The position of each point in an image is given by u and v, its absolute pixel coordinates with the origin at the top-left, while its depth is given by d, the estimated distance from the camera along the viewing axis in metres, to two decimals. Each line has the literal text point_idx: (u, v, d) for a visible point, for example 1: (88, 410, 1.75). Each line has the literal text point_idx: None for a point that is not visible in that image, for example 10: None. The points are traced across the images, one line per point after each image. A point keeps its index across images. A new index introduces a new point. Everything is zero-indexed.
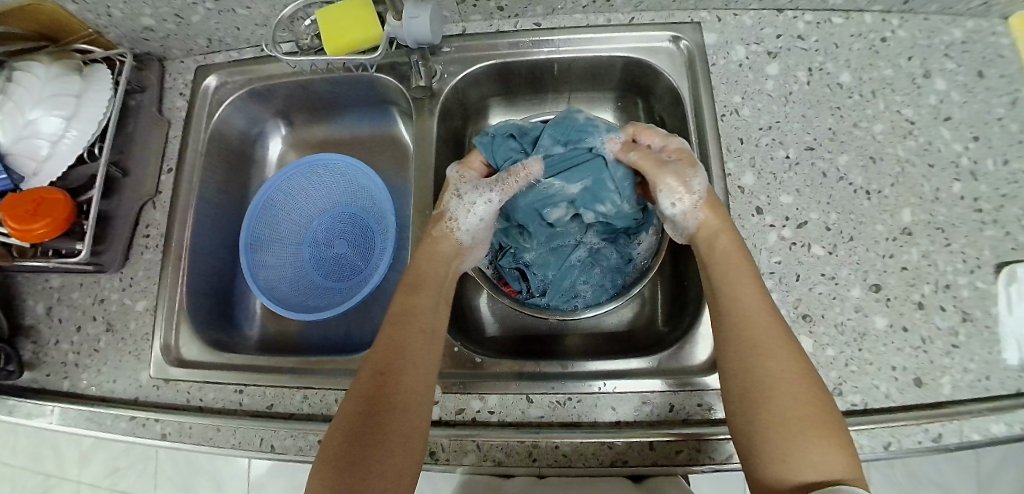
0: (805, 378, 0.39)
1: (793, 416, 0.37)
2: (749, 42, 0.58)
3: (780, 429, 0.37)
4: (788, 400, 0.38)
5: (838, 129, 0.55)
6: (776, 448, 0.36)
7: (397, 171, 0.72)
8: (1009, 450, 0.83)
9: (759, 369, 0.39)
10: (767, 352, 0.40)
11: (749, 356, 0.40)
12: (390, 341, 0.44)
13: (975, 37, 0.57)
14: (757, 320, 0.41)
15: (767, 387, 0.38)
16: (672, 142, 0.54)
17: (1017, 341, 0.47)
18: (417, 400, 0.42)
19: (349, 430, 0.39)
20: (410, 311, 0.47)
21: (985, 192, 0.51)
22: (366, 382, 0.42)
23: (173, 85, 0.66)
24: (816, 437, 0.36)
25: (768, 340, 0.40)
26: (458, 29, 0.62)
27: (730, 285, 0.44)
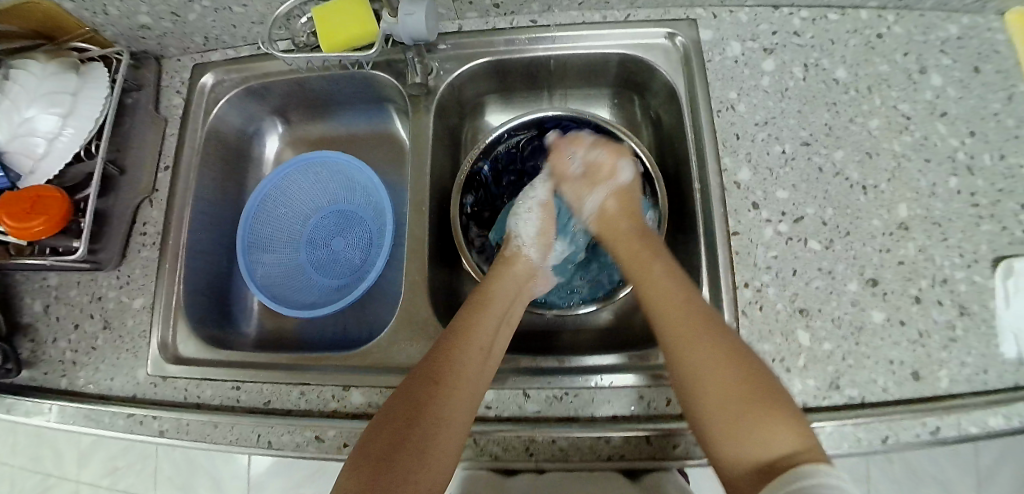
0: (731, 352, 0.41)
1: (727, 394, 0.39)
2: (744, 38, 0.58)
3: (719, 412, 0.39)
4: (721, 376, 0.40)
5: (834, 124, 0.55)
6: (726, 432, 0.39)
7: (394, 169, 0.72)
8: (1008, 446, 0.83)
9: (686, 352, 0.42)
10: (687, 338, 0.43)
11: (674, 342, 0.43)
12: (449, 354, 0.45)
13: (971, 33, 0.57)
14: (670, 305, 0.45)
15: (697, 371, 0.41)
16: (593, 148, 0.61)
17: (1013, 334, 0.47)
18: (460, 421, 0.42)
19: (387, 436, 0.40)
20: (472, 326, 0.47)
21: (981, 187, 0.52)
22: (417, 389, 0.42)
23: (169, 84, 0.66)
24: (757, 416, 0.38)
25: (686, 322, 0.43)
26: (453, 27, 0.62)
27: (644, 279, 0.49)
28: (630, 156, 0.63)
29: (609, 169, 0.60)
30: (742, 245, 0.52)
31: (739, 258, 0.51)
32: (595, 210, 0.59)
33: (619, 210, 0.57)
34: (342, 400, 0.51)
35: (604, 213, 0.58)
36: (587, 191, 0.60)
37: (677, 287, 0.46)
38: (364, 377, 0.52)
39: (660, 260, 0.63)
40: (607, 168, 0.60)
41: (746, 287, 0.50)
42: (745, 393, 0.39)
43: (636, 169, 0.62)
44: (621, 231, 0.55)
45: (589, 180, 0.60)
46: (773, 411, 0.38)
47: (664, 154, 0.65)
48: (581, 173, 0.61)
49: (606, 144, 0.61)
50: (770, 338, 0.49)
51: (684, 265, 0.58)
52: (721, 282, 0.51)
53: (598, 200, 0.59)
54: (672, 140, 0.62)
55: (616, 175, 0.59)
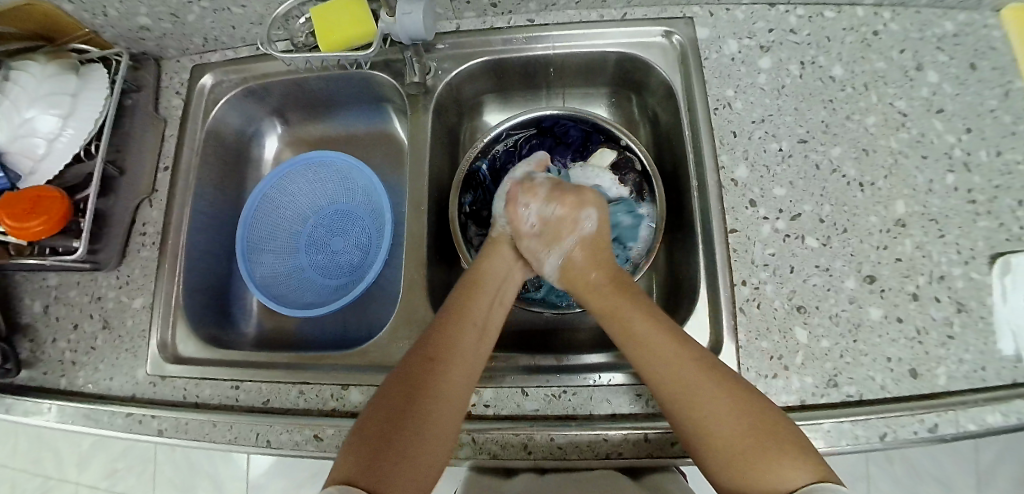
0: (732, 398, 0.40)
1: (736, 447, 0.39)
2: (741, 36, 0.59)
3: (732, 461, 0.39)
4: (727, 430, 0.39)
5: (831, 121, 0.55)
6: (737, 476, 0.39)
7: (392, 169, 0.72)
8: (1008, 444, 0.83)
9: (691, 413, 0.41)
10: (686, 397, 0.41)
11: (673, 404, 0.41)
12: (442, 335, 0.45)
13: (967, 30, 0.57)
14: (664, 371, 0.42)
15: (703, 436, 0.40)
16: (546, 207, 0.54)
17: (1011, 330, 0.47)
18: (457, 399, 0.43)
19: (385, 414, 0.41)
20: (466, 312, 0.48)
21: (978, 183, 0.52)
22: (412, 369, 0.43)
23: (169, 85, 0.66)
24: (768, 460, 0.38)
25: (688, 385, 0.41)
26: (451, 26, 0.62)
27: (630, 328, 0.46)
28: (628, 155, 0.63)
29: (569, 222, 0.54)
30: (740, 242, 0.52)
31: (737, 256, 0.51)
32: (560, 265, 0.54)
33: (586, 261, 0.52)
34: (341, 399, 0.51)
35: (568, 271, 0.53)
36: (542, 250, 0.54)
37: (665, 340, 0.44)
38: (362, 376, 0.52)
39: (658, 259, 0.64)
40: (567, 221, 0.54)
41: (744, 284, 0.50)
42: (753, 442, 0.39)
43: (634, 167, 0.63)
44: (591, 285, 0.51)
45: (546, 237, 0.54)
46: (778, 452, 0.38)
47: (661, 152, 0.65)
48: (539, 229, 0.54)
49: (562, 197, 0.54)
50: (768, 335, 0.49)
51: (681, 263, 0.59)
52: (719, 279, 0.51)
53: (557, 260, 0.53)
54: (670, 138, 0.63)
55: (579, 225, 0.54)
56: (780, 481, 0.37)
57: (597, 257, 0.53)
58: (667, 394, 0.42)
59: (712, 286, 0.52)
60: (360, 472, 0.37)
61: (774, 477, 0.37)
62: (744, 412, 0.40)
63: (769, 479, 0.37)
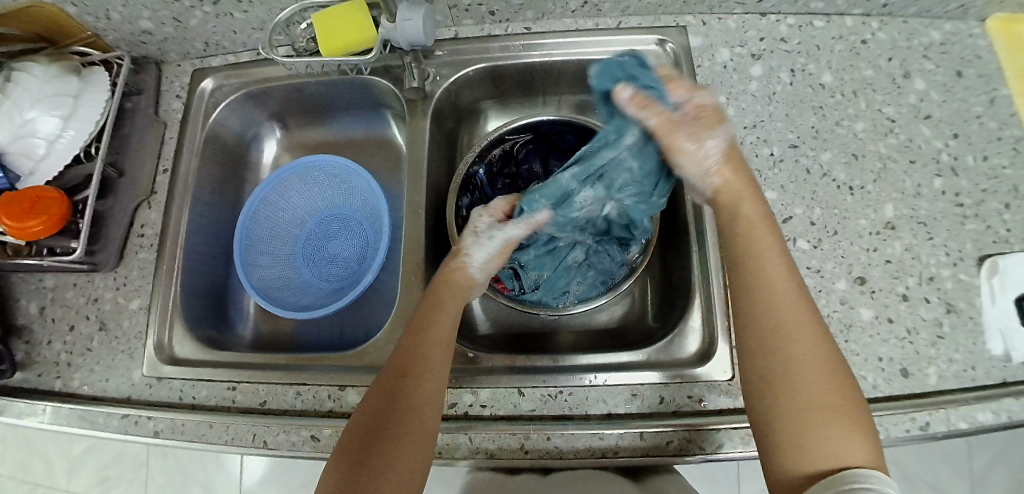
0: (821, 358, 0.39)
1: (820, 399, 0.37)
2: (733, 45, 0.60)
3: (802, 411, 0.37)
4: (820, 383, 0.37)
5: (821, 127, 0.56)
6: (802, 429, 0.36)
7: (389, 173, 0.72)
8: (1000, 450, 0.83)
9: (792, 353, 0.38)
10: (796, 336, 0.39)
11: (777, 342, 0.39)
12: (407, 344, 0.45)
13: (952, 39, 0.58)
14: (790, 314, 0.40)
15: (794, 380, 0.37)
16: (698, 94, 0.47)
17: (999, 330, 0.48)
18: (430, 401, 0.42)
19: (363, 424, 0.41)
20: (433, 321, 0.47)
21: (965, 187, 0.53)
22: (386, 379, 0.43)
23: (169, 88, 0.67)
24: (841, 424, 0.36)
25: (801, 329, 0.39)
26: (449, 33, 0.64)
27: (760, 261, 0.43)
28: None
29: (719, 116, 0.47)
30: None
31: None
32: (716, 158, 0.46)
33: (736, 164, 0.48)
34: (338, 400, 0.51)
35: (728, 164, 0.47)
36: (702, 137, 0.46)
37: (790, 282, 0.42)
38: (360, 376, 0.52)
39: (653, 262, 0.64)
40: (714, 114, 0.47)
41: None
42: (834, 403, 0.37)
43: None
44: (739, 193, 0.46)
45: (704, 121, 0.46)
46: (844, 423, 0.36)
47: None
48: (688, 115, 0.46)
49: (700, 110, 0.47)
50: None
51: (674, 264, 0.59)
52: (713, 281, 0.52)
53: (717, 147, 0.47)
54: None
55: (723, 129, 0.47)
56: (841, 450, 0.35)
57: (737, 162, 0.48)
58: (778, 328, 0.39)
59: (704, 289, 0.53)
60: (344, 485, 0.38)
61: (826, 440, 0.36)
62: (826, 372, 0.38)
63: (830, 440, 0.35)
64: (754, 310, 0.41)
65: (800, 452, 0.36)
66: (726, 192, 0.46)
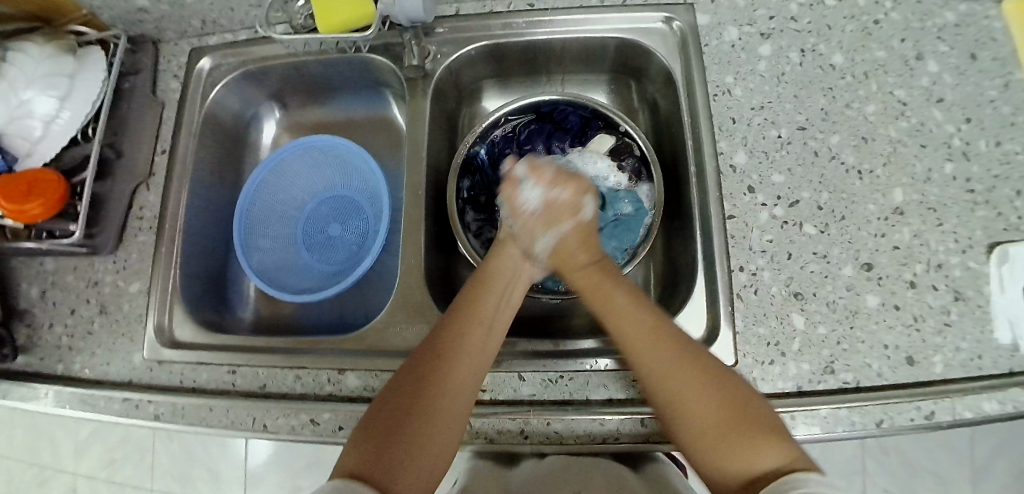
0: (710, 388, 0.40)
1: (713, 421, 0.39)
2: (742, 23, 0.58)
3: (705, 441, 0.39)
4: (704, 413, 0.40)
5: (831, 109, 0.55)
6: (711, 454, 0.39)
7: (390, 154, 0.72)
8: (1003, 439, 0.83)
9: (672, 392, 0.41)
10: (670, 373, 0.41)
11: (661, 385, 0.41)
12: (450, 328, 0.45)
13: (968, 20, 0.56)
14: (654, 357, 0.42)
15: (687, 416, 0.40)
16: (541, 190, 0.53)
17: (1008, 319, 0.47)
18: (463, 394, 0.42)
19: (392, 410, 0.40)
20: (474, 309, 0.47)
21: (977, 173, 0.52)
22: (422, 361, 0.43)
23: (166, 69, 0.66)
24: (744, 437, 0.38)
25: (671, 366, 0.41)
26: (450, 11, 0.62)
27: (609, 304, 0.46)
28: (627, 141, 0.63)
29: (572, 207, 0.53)
30: (737, 228, 0.52)
31: (734, 242, 0.51)
32: (550, 247, 0.52)
33: (579, 243, 0.51)
34: (338, 383, 0.51)
35: (564, 247, 0.51)
36: (541, 230, 0.52)
37: (646, 312, 0.45)
38: (360, 359, 0.52)
39: (656, 246, 0.64)
40: (568, 205, 0.53)
41: (741, 271, 0.50)
42: (731, 418, 0.39)
43: (633, 152, 0.62)
44: (575, 263, 0.50)
45: (553, 211, 0.52)
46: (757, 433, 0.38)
47: (660, 140, 0.65)
48: (539, 210, 0.53)
49: (566, 180, 0.53)
50: (765, 321, 0.49)
51: (679, 249, 0.59)
52: (717, 267, 0.51)
53: (551, 242, 0.52)
54: (669, 126, 0.63)
55: (580, 211, 0.53)
56: (752, 460, 0.37)
57: (586, 242, 0.51)
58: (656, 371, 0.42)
59: (707, 274, 0.52)
60: (364, 466, 0.37)
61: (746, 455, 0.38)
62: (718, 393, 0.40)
63: (738, 456, 0.38)
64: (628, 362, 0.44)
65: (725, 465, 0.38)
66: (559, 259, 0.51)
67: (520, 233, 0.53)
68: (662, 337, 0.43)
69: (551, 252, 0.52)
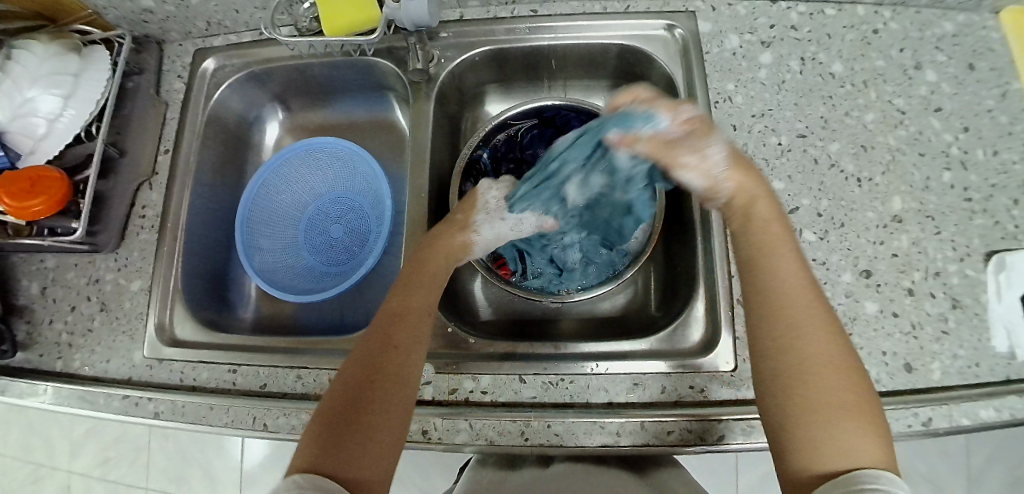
0: (844, 365, 0.36)
1: (836, 397, 0.34)
2: (743, 31, 0.59)
3: (821, 413, 0.34)
4: (831, 384, 0.35)
5: (830, 118, 0.55)
6: (817, 427, 0.34)
7: (392, 156, 0.72)
8: (998, 447, 0.83)
9: (802, 352, 0.36)
10: (818, 331, 0.37)
11: (807, 341, 0.36)
12: (388, 320, 0.44)
13: (966, 31, 0.57)
14: (801, 311, 0.38)
15: (817, 379, 0.35)
16: (682, 108, 0.46)
17: (1005, 327, 0.48)
18: (410, 379, 0.42)
19: (339, 402, 0.39)
20: (410, 296, 0.46)
21: (975, 182, 0.52)
22: (367, 353, 0.42)
23: (170, 68, 0.66)
24: (857, 424, 0.34)
25: (824, 328, 0.37)
26: (455, 15, 0.62)
27: (769, 255, 0.41)
28: None
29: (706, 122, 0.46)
30: None
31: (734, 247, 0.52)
32: (710, 174, 0.45)
33: (743, 170, 0.45)
34: None
35: (738, 167, 0.45)
36: (702, 145, 0.45)
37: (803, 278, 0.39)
38: None
39: (656, 252, 0.64)
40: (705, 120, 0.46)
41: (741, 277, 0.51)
42: (849, 401, 0.35)
43: None
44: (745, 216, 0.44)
45: (697, 133, 0.46)
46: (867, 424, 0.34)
47: None
48: (681, 132, 0.46)
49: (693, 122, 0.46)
50: None
51: (679, 254, 0.59)
52: (718, 272, 0.51)
53: (718, 158, 0.45)
54: None
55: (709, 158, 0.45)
56: (857, 451, 0.33)
57: (744, 165, 0.46)
58: (792, 326, 0.37)
59: (708, 280, 0.52)
60: (321, 458, 0.35)
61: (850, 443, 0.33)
62: (848, 373, 0.36)
63: (846, 443, 0.33)
64: (767, 313, 0.39)
65: (824, 448, 0.33)
66: (739, 199, 0.45)
67: (682, 161, 0.46)
68: (814, 298, 0.39)
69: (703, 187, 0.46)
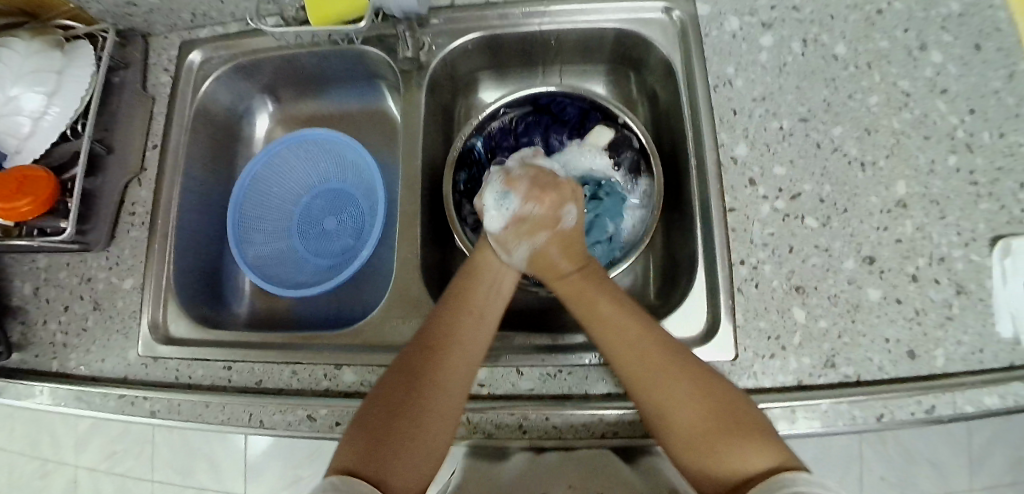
0: (692, 396, 0.39)
1: (698, 425, 0.39)
2: (743, 13, 0.57)
3: (693, 444, 0.38)
4: (683, 414, 0.39)
5: (833, 100, 0.54)
6: (700, 455, 0.38)
7: (385, 147, 0.71)
8: (1001, 429, 0.83)
9: (648, 395, 0.41)
10: (648, 373, 0.41)
11: (642, 386, 0.41)
12: (442, 320, 0.45)
13: (973, 10, 0.55)
14: (622, 343, 0.43)
15: (663, 415, 0.40)
16: (519, 176, 0.52)
17: (1010, 314, 0.47)
18: (459, 382, 0.42)
19: (387, 399, 0.40)
20: (466, 296, 0.48)
21: (980, 165, 0.51)
22: (416, 354, 0.43)
23: (157, 62, 0.64)
24: (727, 440, 0.37)
25: (658, 371, 0.41)
26: (445, 1, 0.60)
27: (592, 304, 0.46)
28: (626, 133, 0.61)
29: (552, 217, 0.50)
30: (738, 221, 0.51)
31: (734, 235, 0.51)
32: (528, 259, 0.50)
33: (562, 255, 0.50)
34: (335, 379, 0.51)
35: (542, 259, 0.50)
36: (518, 242, 0.50)
37: (632, 321, 0.44)
38: (357, 356, 0.51)
39: (655, 240, 0.63)
40: (547, 217, 0.50)
41: (742, 265, 0.50)
42: (712, 422, 0.38)
43: (632, 145, 0.61)
44: (561, 274, 0.49)
45: (533, 226, 0.50)
46: (744, 436, 0.37)
47: (660, 131, 0.64)
48: (512, 219, 0.50)
49: (544, 189, 0.51)
50: (766, 316, 0.48)
51: (679, 244, 0.58)
52: (717, 260, 0.50)
53: (527, 253, 0.50)
54: (669, 117, 0.62)
55: (558, 223, 0.50)
56: (741, 463, 0.37)
57: (568, 249, 0.50)
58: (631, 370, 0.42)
59: (708, 269, 0.51)
60: (361, 458, 0.37)
61: (734, 458, 0.37)
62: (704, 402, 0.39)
63: (728, 462, 0.37)
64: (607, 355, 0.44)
65: (716, 469, 0.37)
66: (545, 271, 0.50)
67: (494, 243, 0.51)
68: (644, 340, 0.43)
69: (523, 261, 0.50)
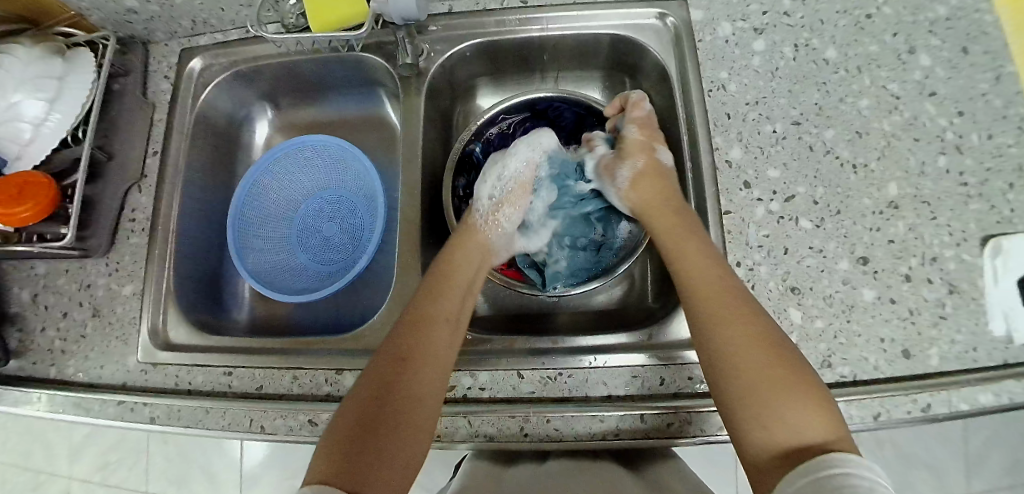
0: (765, 341, 0.40)
1: (769, 373, 0.39)
2: (735, 19, 0.58)
3: (756, 393, 0.38)
4: (752, 360, 0.39)
5: (824, 104, 0.55)
6: (760, 408, 0.38)
7: (384, 152, 0.71)
8: (996, 429, 0.84)
9: (726, 336, 0.41)
10: (724, 312, 0.42)
11: (716, 324, 0.42)
12: (412, 330, 0.45)
13: (960, 14, 0.57)
14: (705, 279, 0.44)
15: (735, 363, 0.40)
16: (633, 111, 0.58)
17: (1002, 312, 0.47)
18: (432, 390, 0.43)
19: (358, 414, 0.40)
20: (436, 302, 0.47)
21: (970, 166, 0.52)
22: (387, 367, 0.42)
23: (157, 69, 0.65)
24: (792, 397, 0.37)
25: (734, 315, 0.42)
26: (443, 9, 0.62)
27: (679, 239, 0.48)
28: None
29: (647, 146, 0.55)
30: (734, 223, 0.52)
31: (731, 237, 0.51)
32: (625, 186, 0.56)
33: (651, 183, 0.53)
34: (336, 384, 0.51)
35: (636, 185, 0.54)
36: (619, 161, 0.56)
37: (714, 266, 0.45)
38: (357, 360, 0.51)
39: None
40: (641, 143, 0.55)
41: (739, 266, 0.51)
42: (779, 372, 0.39)
43: None
44: (658, 208, 0.51)
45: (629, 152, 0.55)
46: (808, 399, 0.37)
47: None
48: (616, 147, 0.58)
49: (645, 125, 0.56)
50: None
51: None
52: None
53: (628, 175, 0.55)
54: (665, 121, 0.63)
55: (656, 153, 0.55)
56: (803, 427, 0.36)
57: (659, 184, 0.53)
58: (716, 304, 0.42)
59: None
60: (335, 474, 0.36)
61: (794, 417, 0.37)
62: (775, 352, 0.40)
63: (790, 419, 0.37)
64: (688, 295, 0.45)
65: (776, 429, 0.37)
66: (637, 205, 0.54)
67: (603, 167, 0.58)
68: (725, 287, 0.43)
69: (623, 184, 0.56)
